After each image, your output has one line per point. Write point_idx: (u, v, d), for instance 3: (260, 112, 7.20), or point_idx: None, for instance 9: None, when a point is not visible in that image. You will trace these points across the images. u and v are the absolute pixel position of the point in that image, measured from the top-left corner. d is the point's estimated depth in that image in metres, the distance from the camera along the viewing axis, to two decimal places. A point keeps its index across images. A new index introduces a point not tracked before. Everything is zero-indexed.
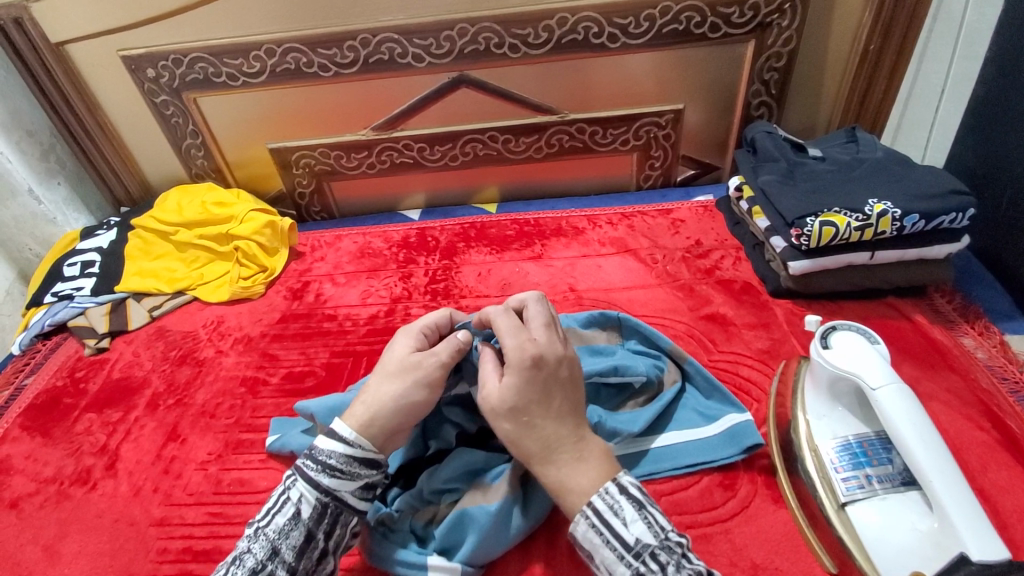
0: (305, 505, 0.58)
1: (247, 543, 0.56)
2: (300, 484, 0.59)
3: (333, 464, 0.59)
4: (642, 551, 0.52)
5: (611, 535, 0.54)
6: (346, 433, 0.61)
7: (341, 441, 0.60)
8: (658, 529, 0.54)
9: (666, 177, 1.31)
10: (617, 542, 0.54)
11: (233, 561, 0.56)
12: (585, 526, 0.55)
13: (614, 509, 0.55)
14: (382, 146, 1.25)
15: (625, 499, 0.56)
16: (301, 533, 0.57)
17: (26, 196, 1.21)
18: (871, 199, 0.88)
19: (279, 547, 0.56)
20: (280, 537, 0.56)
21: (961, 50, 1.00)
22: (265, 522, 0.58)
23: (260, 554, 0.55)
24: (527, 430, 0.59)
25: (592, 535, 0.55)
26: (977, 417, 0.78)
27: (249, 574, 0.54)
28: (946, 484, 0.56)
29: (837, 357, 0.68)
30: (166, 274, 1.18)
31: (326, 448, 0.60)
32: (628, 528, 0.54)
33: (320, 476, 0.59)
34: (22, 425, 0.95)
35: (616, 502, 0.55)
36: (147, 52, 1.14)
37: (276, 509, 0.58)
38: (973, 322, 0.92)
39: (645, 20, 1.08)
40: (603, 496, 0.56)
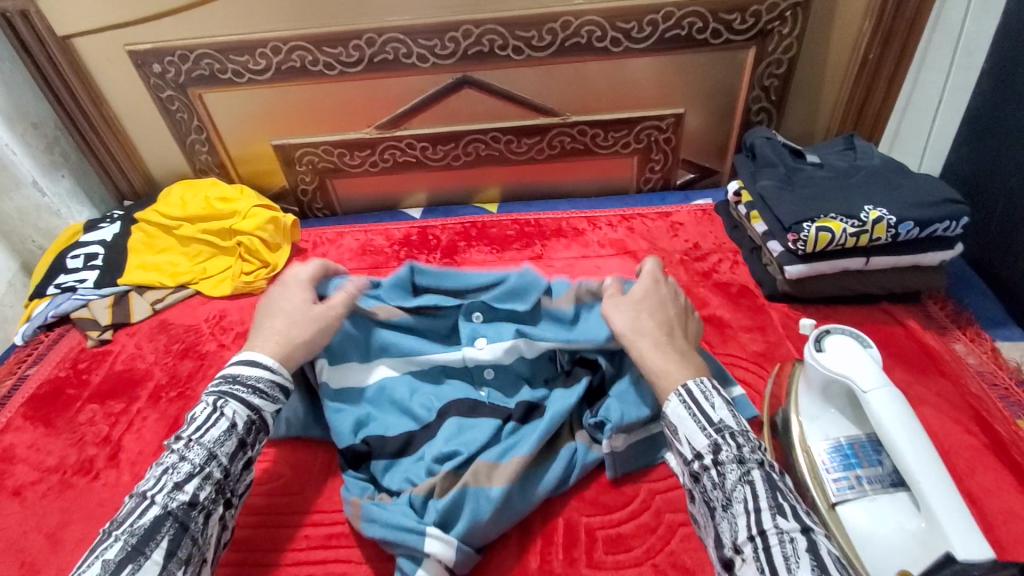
0: (239, 420, 0.65)
1: (181, 452, 0.62)
2: (234, 403, 0.65)
3: (262, 387, 0.67)
4: (723, 428, 0.59)
5: (697, 410, 0.61)
6: (270, 362, 0.69)
7: (267, 368, 0.68)
8: (742, 421, 0.60)
9: (666, 180, 1.32)
10: (702, 419, 0.60)
11: (165, 468, 0.61)
12: (676, 403, 0.62)
13: (706, 394, 0.62)
14: (385, 144, 1.26)
15: (717, 391, 0.63)
16: (234, 442, 0.64)
17: (30, 187, 1.22)
18: (866, 206, 0.90)
19: (215, 453, 0.63)
20: (216, 446, 0.63)
21: (959, 59, 1.03)
22: (199, 434, 0.63)
23: (196, 460, 0.61)
24: (641, 324, 0.70)
25: (681, 410, 0.61)
26: (966, 421, 0.80)
27: (188, 476, 0.60)
28: (934, 488, 0.58)
29: (830, 359, 0.69)
30: (169, 268, 1.19)
31: (254, 374, 0.68)
32: (716, 410, 0.60)
33: (252, 398, 0.67)
34: (26, 414, 0.96)
35: (709, 391, 0.62)
36: (154, 48, 1.15)
37: (209, 423, 0.63)
38: (964, 328, 0.93)
39: (648, 24, 1.10)
40: (697, 382, 0.63)
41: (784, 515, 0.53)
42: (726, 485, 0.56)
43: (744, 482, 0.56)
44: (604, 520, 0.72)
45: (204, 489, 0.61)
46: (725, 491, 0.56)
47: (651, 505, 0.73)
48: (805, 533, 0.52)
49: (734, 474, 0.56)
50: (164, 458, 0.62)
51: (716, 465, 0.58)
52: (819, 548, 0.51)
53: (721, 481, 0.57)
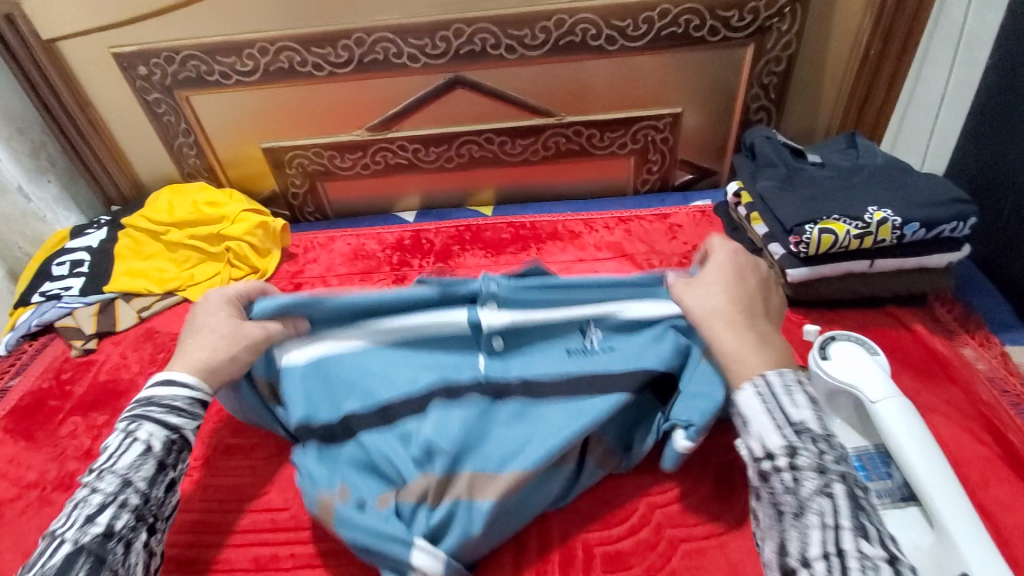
0: (154, 442, 0.63)
1: (94, 483, 0.60)
2: (146, 425, 0.63)
3: (178, 405, 0.65)
4: (805, 430, 0.52)
5: (774, 407, 0.53)
6: (190, 380, 0.67)
7: (183, 385, 0.67)
8: (825, 423, 0.53)
9: (664, 181, 1.30)
10: (781, 416, 0.53)
11: (76, 504, 0.59)
12: (751, 394, 0.55)
13: (788, 389, 0.55)
14: (377, 146, 1.24)
15: (799, 385, 0.55)
16: (151, 465, 0.62)
17: (15, 193, 1.20)
18: (870, 207, 0.87)
19: (130, 480, 0.60)
20: (130, 471, 0.60)
21: (962, 55, 1.00)
22: (110, 463, 0.61)
23: (109, 489, 0.59)
24: (718, 302, 0.62)
25: (756, 403, 0.54)
26: (977, 430, 0.77)
27: (100, 507, 0.58)
28: (948, 503, 0.56)
29: (836, 368, 0.67)
30: (156, 274, 1.16)
31: (169, 393, 0.66)
32: (798, 409, 0.53)
33: (166, 416, 0.65)
34: (6, 427, 0.94)
35: (791, 384, 0.55)
36: (140, 50, 1.12)
37: (123, 448, 0.62)
38: (973, 332, 0.90)
39: (644, 22, 1.07)
40: (778, 374, 0.56)
41: (868, 540, 0.46)
42: (802, 492, 0.49)
43: (822, 493, 0.48)
44: (601, 536, 0.69)
45: (122, 517, 0.58)
46: (799, 498, 0.49)
47: (651, 520, 0.70)
48: (892, 563, 0.45)
49: (813, 483, 0.49)
50: (76, 496, 0.60)
51: (793, 470, 0.50)
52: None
53: (795, 487, 0.49)
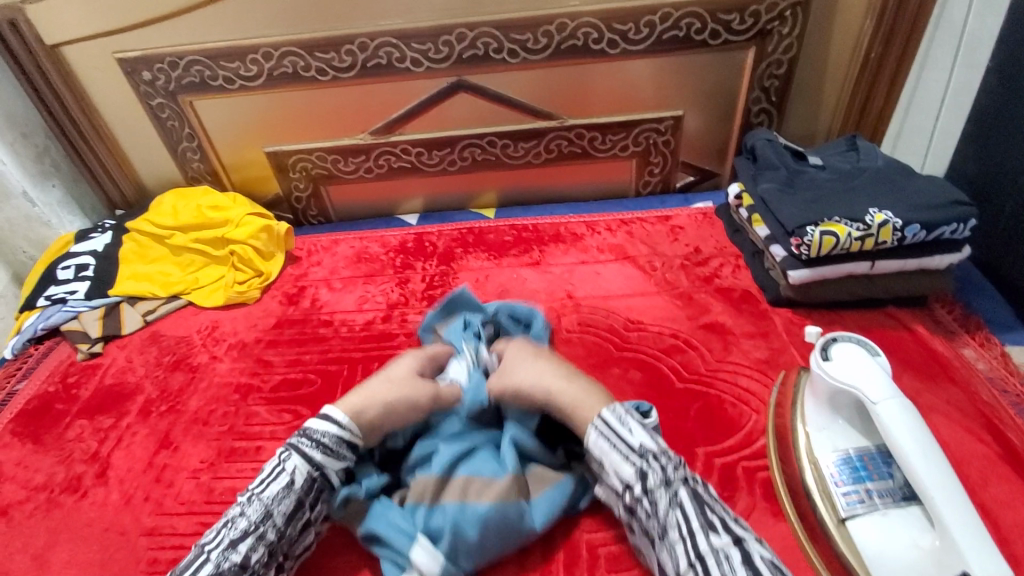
0: (298, 476, 0.65)
1: (240, 509, 0.62)
2: (294, 457, 0.65)
3: (327, 442, 0.67)
4: (645, 453, 0.63)
5: (617, 440, 0.64)
6: (340, 418, 0.68)
7: (335, 424, 0.68)
8: (659, 440, 0.64)
9: (665, 183, 1.30)
10: (624, 448, 0.64)
11: (225, 523, 0.62)
12: (596, 436, 0.65)
13: (622, 421, 0.65)
14: (380, 149, 1.24)
15: (631, 415, 0.66)
16: (291, 500, 0.64)
17: (20, 198, 1.20)
18: (871, 209, 0.88)
19: (270, 511, 0.62)
20: (272, 503, 0.63)
21: (962, 58, 1.00)
22: (258, 490, 0.64)
23: (252, 518, 0.62)
24: (542, 385, 0.71)
25: (602, 442, 0.65)
26: (978, 429, 0.77)
27: (242, 534, 0.61)
28: (947, 501, 0.56)
29: (837, 369, 0.68)
30: (161, 278, 1.17)
31: (320, 428, 0.67)
32: (634, 435, 0.64)
33: (314, 452, 0.66)
34: (14, 430, 0.94)
35: (624, 417, 0.65)
36: (144, 55, 1.13)
37: (271, 477, 0.64)
38: (973, 333, 0.91)
39: (645, 26, 1.08)
40: (611, 411, 0.66)
41: (716, 532, 0.56)
42: (659, 512, 0.59)
43: (674, 506, 0.59)
44: (605, 537, 0.70)
45: (257, 550, 0.61)
46: (659, 519, 0.59)
47: None
48: (737, 545, 0.55)
49: (664, 499, 0.60)
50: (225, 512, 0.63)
51: (647, 494, 0.61)
52: (751, 557, 0.54)
53: (654, 509, 0.60)
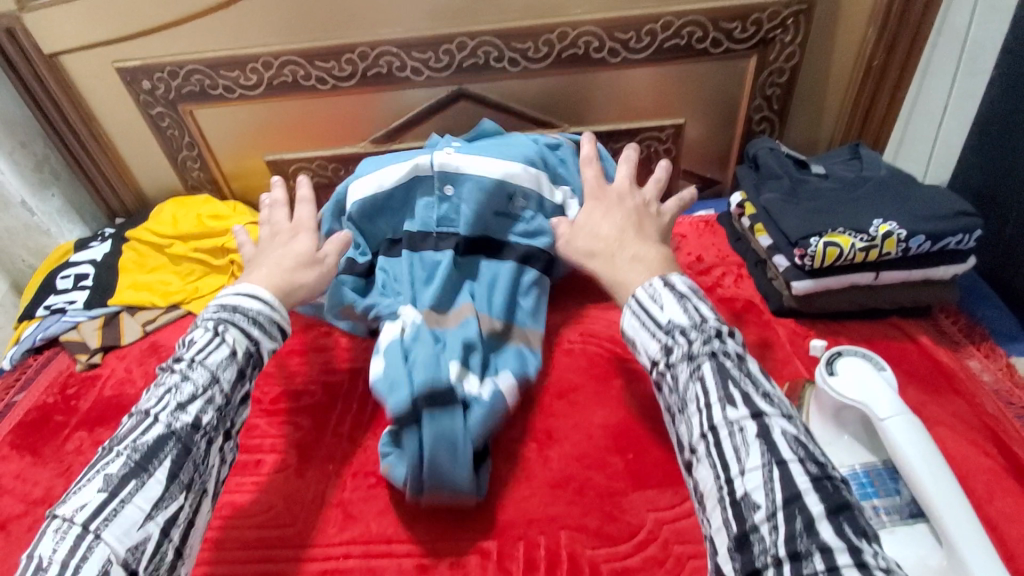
0: (238, 348, 0.69)
1: (184, 372, 0.66)
2: (234, 331, 0.70)
3: (260, 320, 0.72)
4: (673, 329, 0.62)
5: (647, 319, 0.64)
6: (268, 298, 0.74)
7: (272, 326, 0.69)
8: (693, 314, 0.62)
9: (667, 191, 1.30)
10: (652, 326, 0.64)
11: (169, 389, 0.65)
12: (629, 317, 0.66)
13: (654, 298, 0.65)
14: (380, 158, 1.24)
15: (666, 290, 0.65)
16: (234, 369, 0.68)
17: (19, 207, 1.20)
18: (875, 220, 0.87)
19: (218, 375, 0.67)
20: (218, 369, 0.67)
21: (964, 67, 1.01)
22: (202, 357, 0.67)
23: (201, 381, 0.66)
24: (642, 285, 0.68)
25: (634, 323, 0.65)
26: (983, 442, 0.77)
27: (191, 397, 0.65)
28: (955, 519, 0.57)
29: (843, 384, 0.67)
30: (161, 288, 1.16)
31: (251, 305, 0.73)
32: (663, 313, 0.64)
33: (251, 329, 0.71)
34: (12, 442, 0.94)
35: (656, 293, 0.65)
36: (143, 64, 1.12)
37: (211, 347, 0.68)
38: (978, 344, 0.90)
39: (646, 34, 1.07)
40: (647, 289, 0.66)
41: (734, 405, 0.56)
42: (680, 386, 0.60)
43: (693, 378, 0.59)
44: (608, 553, 0.70)
45: (207, 413, 0.65)
46: (679, 394, 0.60)
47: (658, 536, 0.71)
48: (754, 419, 0.55)
49: (685, 371, 0.60)
50: (166, 379, 0.66)
51: (670, 368, 0.61)
52: (770, 430, 0.54)
53: (676, 384, 0.60)
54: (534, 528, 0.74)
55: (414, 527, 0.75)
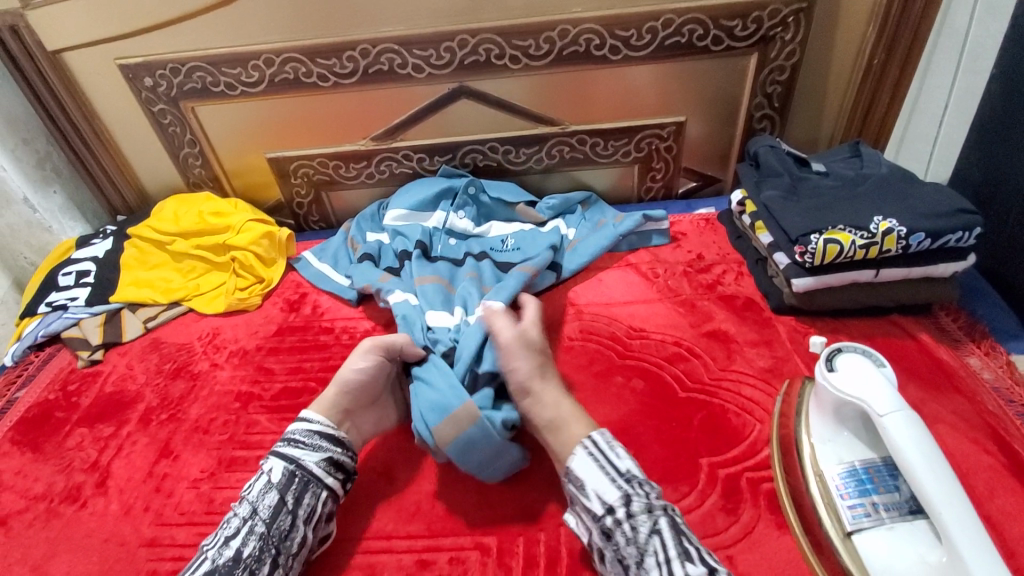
0: (275, 472, 0.70)
1: (235, 508, 0.68)
2: (273, 457, 0.72)
3: (297, 437, 0.73)
4: (631, 478, 0.67)
5: (605, 463, 0.68)
6: (311, 415, 0.75)
7: (303, 421, 0.75)
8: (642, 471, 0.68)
9: (667, 189, 1.30)
10: (612, 470, 0.67)
11: (223, 525, 0.68)
12: (586, 455, 0.69)
13: (610, 447, 0.70)
14: (381, 156, 1.24)
15: (615, 445, 0.71)
16: (274, 496, 0.68)
17: (21, 204, 1.21)
18: (875, 217, 0.87)
19: (256, 506, 0.67)
20: (257, 499, 0.68)
21: (964, 65, 1.00)
22: (248, 490, 0.70)
23: (242, 514, 0.67)
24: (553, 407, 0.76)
25: (591, 463, 0.68)
26: (984, 441, 0.77)
27: (234, 531, 0.66)
28: (955, 517, 0.56)
29: (842, 380, 0.67)
30: (162, 285, 1.16)
31: (295, 427, 0.75)
32: (621, 460, 0.68)
33: (288, 448, 0.72)
34: (14, 438, 0.94)
35: (611, 443, 0.70)
36: (145, 61, 1.13)
37: (256, 479, 0.70)
38: (979, 341, 0.90)
39: (647, 32, 1.07)
40: (601, 435, 0.71)
41: (692, 561, 0.59)
42: (640, 537, 0.61)
43: (654, 532, 0.61)
44: None
45: (248, 544, 0.64)
46: (638, 545, 0.61)
47: None
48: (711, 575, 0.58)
49: (646, 524, 0.62)
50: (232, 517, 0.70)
51: (630, 518, 0.63)
52: None
53: (635, 534, 0.61)
54: (533, 523, 0.74)
55: (413, 523, 0.75)
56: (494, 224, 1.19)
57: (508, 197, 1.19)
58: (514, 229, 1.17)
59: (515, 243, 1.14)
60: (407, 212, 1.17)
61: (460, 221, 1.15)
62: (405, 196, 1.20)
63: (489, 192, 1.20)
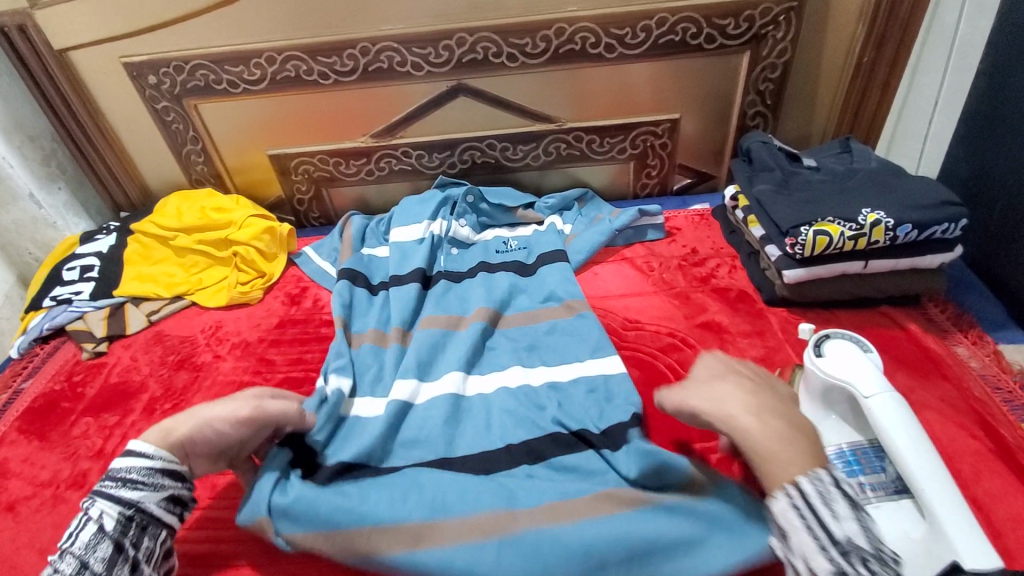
0: (106, 519, 0.64)
1: (56, 563, 0.62)
2: (100, 503, 0.65)
3: (132, 477, 0.66)
4: (851, 548, 0.52)
5: (816, 523, 0.54)
6: (146, 449, 0.68)
7: (140, 457, 0.68)
8: (871, 536, 0.54)
9: (663, 185, 1.32)
10: (823, 534, 0.53)
11: None
12: (785, 504, 0.56)
13: (826, 497, 0.55)
14: (380, 153, 1.26)
15: (840, 493, 0.55)
16: (107, 545, 0.63)
17: (26, 200, 1.22)
18: (864, 209, 0.89)
19: (85, 561, 0.62)
20: (86, 552, 0.62)
21: (954, 61, 1.03)
22: (71, 543, 0.63)
23: (68, 570, 0.61)
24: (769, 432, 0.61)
25: (792, 516, 0.55)
26: (970, 425, 0.79)
27: None
28: (937, 493, 0.58)
29: (830, 364, 0.69)
30: (165, 279, 1.18)
31: (124, 465, 0.67)
32: (840, 522, 0.54)
33: (119, 492, 0.66)
34: (20, 428, 0.95)
35: (830, 491, 0.55)
36: (149, 59, 1.15)
37: (80, 528, 0.64)
38: (966, 331, 0.92)
39: (642, 30, 1.10)
40: (815, 480, 0.56)
41: None
42: None
43: None
44: None
45: None
46: None
47: None
48: None
49: None
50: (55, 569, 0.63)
51: None
52: None
53: None
54: None
55: None
56: (493, 231, 1.21)
57: (508, 202, 1.21)
58: (516, 234, 1.18)
59: (519, 244, 1.15)
60: (403, 223, 1.18)
61: (462, 228, 1.16)
62: (405, 214, 1.19)
63: (489, 200, 1.22)
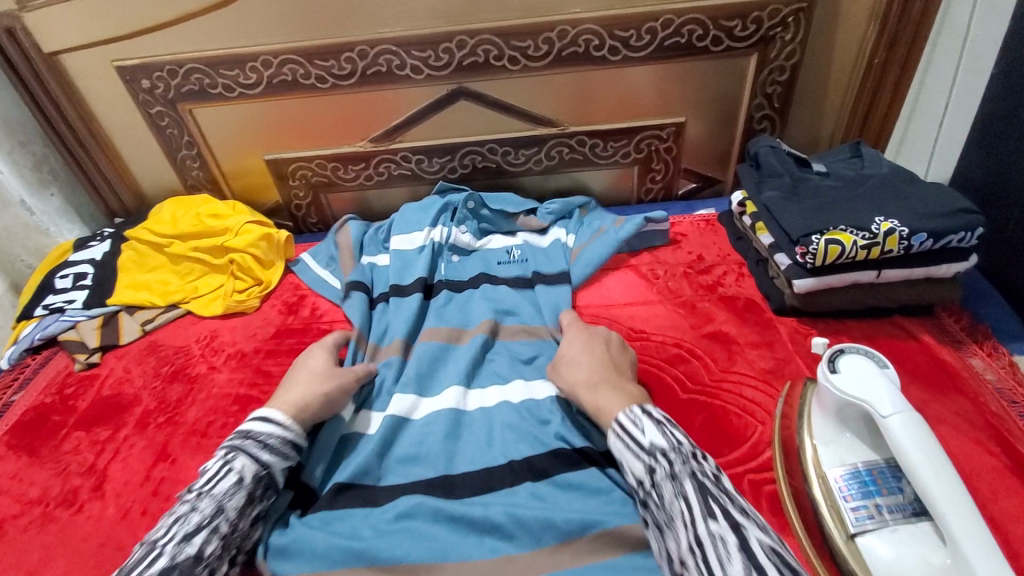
0: (246, 473, 0.66)
1: (191, 504, 0.62)
2: (242, 457, 0.66)
3: (271, 441, 0.70)
4: (654, 449, 0.62)
5: (630, 438, 0.65)
6: (279, 417, 0.72)
7: (273, 423, 0.71)
8: (672, 438, 0.63)
9: (667, 190, 1.30)
10: (634, 446, 0.64)
11: (175, 520, 0.61)
12: (613, 437, 0.67)
13: (635, 422, 0.66)
14: (380, 157, 1.24)
15: (647, 416, 0.66)
16: (240, 496, 0.64)
17: (18, 207, 1.20)
18: (877, 217, 0.87)
19: (223, 505, 0.62)
20: (224, 497, 0.63)
21: (965, 63, 1.00)
22: (209, 486, 0.63)
23: (206, 511, 0.61)
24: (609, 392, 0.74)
25: (616, 442, 0.67)
26: (987, 441, 0.76)
27: (197, 528, 0.59)
28: (960, 518, 0.55)
29: (844, 382, 0.67)
30: (160, 288, 1.16)
31: (264, 429, 0.70)
32: (644, 433, 0.64)
33: (260, 451, 0.68)
34: (9, 442, 0.93)
35: (636, 417, 0.66)
36: (143, 63, 1.12)
37: (218, 475, 0.64)
38: (980, 342, 0.90)
39: (647, 32, 1.07)
40: (628, 412, 0.68)
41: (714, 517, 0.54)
42: (665, 503, 0.59)
43: (678, 496, 0.58)
44: None
45: (212, 544, 0.60)
46: (666, 509, 0.58)
47: None
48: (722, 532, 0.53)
49: (669, 490, 0.59)
50: (175, 510, 0.62)
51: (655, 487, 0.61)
52: (749, 542, 0.52)
53: (662, 498, 0.59)
54: None
55: None
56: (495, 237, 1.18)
57: (510, 208, 1.20)
58: (518, 242, 1.16)
59: (521, 255, 1.13)
60: (401, 230, 1.15)
61: (462, 236, 1.14)
62: (404, 220, 1.17)
63: (490, 206, 1.20)
